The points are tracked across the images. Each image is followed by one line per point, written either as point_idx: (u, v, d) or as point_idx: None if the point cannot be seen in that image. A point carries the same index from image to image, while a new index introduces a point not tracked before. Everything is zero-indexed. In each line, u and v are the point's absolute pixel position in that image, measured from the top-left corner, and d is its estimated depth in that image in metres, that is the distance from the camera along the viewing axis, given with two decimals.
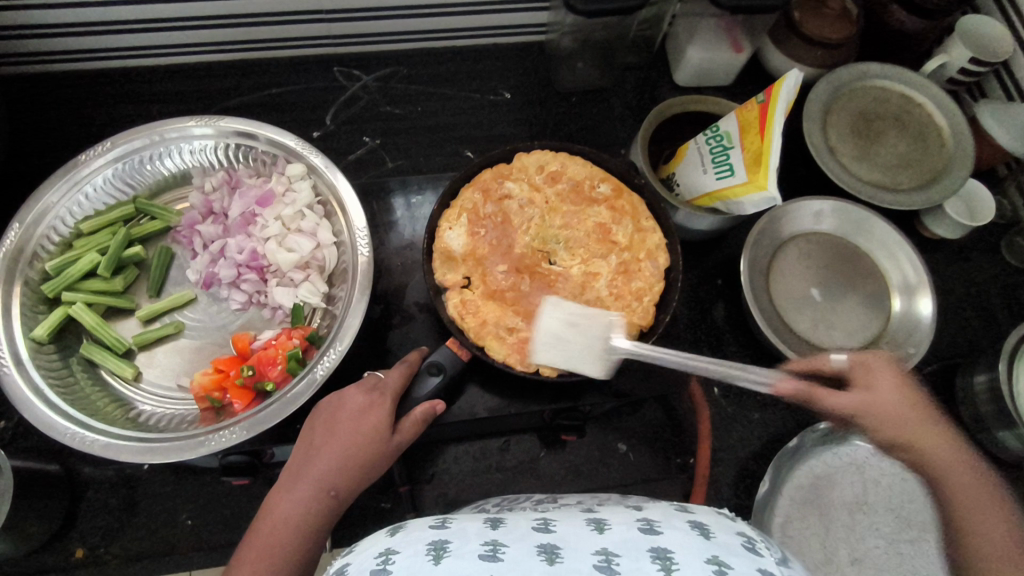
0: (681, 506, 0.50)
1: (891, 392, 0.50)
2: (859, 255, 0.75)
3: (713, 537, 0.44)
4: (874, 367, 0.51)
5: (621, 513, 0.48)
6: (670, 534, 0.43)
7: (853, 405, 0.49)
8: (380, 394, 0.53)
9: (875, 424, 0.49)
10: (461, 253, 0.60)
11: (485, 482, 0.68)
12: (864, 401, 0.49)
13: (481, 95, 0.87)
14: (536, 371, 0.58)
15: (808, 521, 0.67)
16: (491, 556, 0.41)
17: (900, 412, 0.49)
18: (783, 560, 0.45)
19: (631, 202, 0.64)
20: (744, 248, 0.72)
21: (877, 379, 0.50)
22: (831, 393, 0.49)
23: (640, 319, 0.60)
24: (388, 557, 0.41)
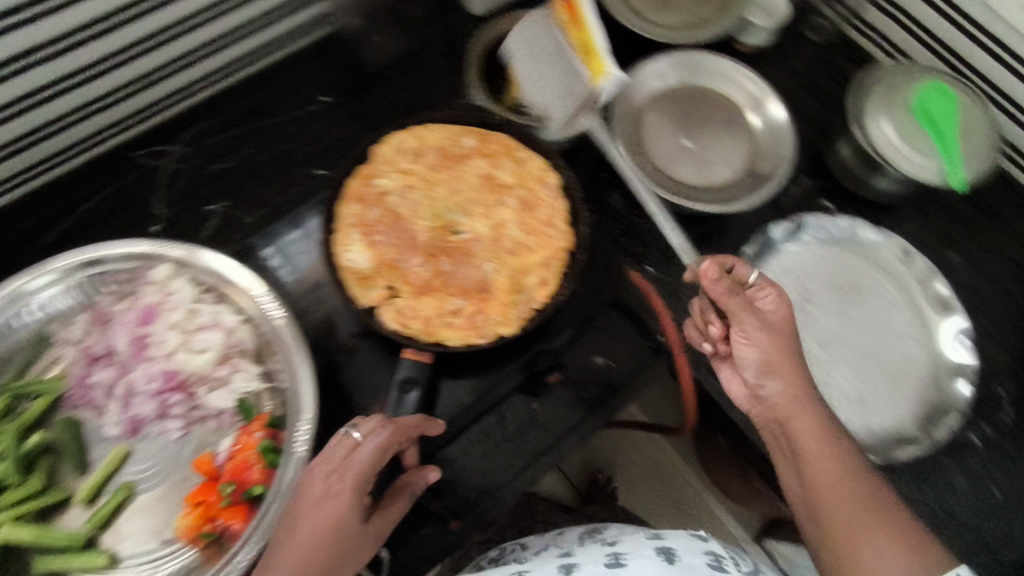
0: (655, 533, 0.68)
1: (771, 333, 0.59)
2: (707, 91, 0.79)
3: (678, 559, 0.63)
4: (775, 290, 0.60)
5: (591, 555, 0.67)
6: (642, 568, 0.63)
7: (735, 302, 0.59)
8: (343, 471, 0.47)
9: (769, 370, 0.58)
10: (372, 268, 0.58)
11: (502, 457, 0.68)
12: (755, 335, 0.59)
13: (299, 109, 0.81)
14: (498, 337, 0.57)
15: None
16: None
17: (785, 355, 0.58)
18: (752, 571, 0.65)
19: (498, 142, 0.64)
20: (611, 132, 0.74)
21: (775, 330, 0.58)
22: (738, 303, 0.59)
23: (561, 243, 0.61)
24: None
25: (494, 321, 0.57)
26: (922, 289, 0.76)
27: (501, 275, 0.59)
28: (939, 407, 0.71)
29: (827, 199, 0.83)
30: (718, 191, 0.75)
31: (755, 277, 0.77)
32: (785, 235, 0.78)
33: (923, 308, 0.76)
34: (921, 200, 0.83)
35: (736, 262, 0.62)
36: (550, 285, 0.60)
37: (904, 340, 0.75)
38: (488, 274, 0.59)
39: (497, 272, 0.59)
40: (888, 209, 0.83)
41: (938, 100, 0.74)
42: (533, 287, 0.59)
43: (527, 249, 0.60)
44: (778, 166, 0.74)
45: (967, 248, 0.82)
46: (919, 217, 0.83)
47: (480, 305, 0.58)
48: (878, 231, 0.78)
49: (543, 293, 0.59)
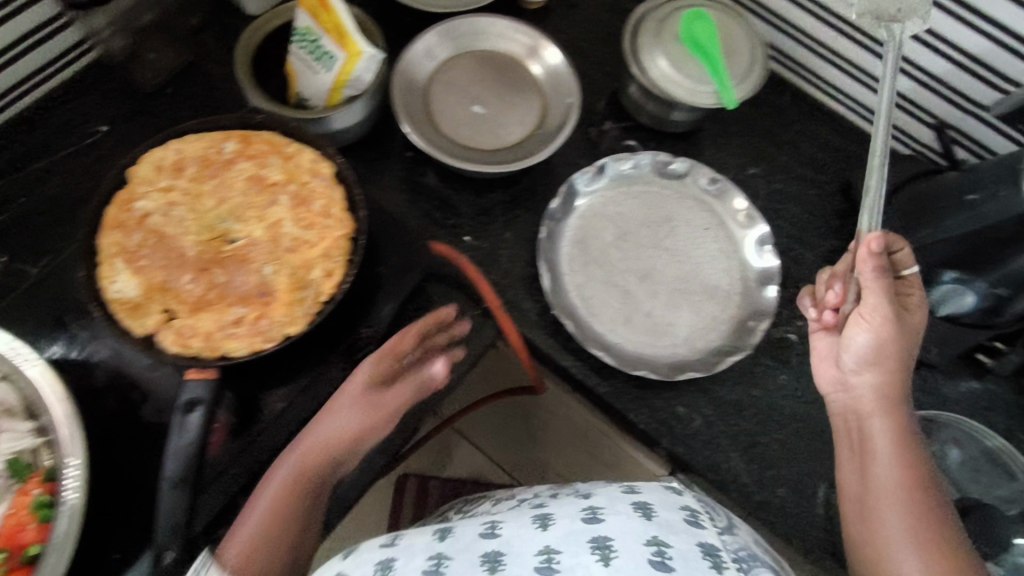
0: (628, 486, 0.57)
1: (871, 387, 0.59)
2: (487, 53, 0.78)
3: (655, 514, 0.52)
4: (880, 320, 0.58)
5: (516, 530, 0.52)
6: (611, 520, 0.51)
7: (864, 337, 0.59)
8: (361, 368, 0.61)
9: (889, 397, 0.59)
10: (142, 295, 0.56)
11: None
12: (877, 363, 0.59)
13: (76, 145, 0.77)
14: (287, 337, 0.56)
15: (594, 278, 0.77)
16: None
17: (895, 348, 0.59)
18: (729, 528, 0.55)
19: (263, 140, 0.62)
20: (397, 111, 0.73)
21: (896, 330, 0.58)
22: (846, 345, 0.60)
23: (341, 230, 0.60)
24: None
25: (280, 322, 0.56)
26: (722, 205, 0.81)
27: (281, 275, 0.58)
28: (751, 314, 0.76)
29: (630, 138, 0.86)
30: (515, 149, 0.75)
31: (567, 225, 0.79)
32: (590, 180, 0.80)
33: (725, 223, 0.81)
34: (716, 123, 0.87)
35: (897, 246, 0.62)
36: (336, 275, 0.59)
37: (713, 258, 0.79)
38: (267, 276, 0.57)
39: (276, 272, 0.58)
40: (688, 138, 0.87)
41: (700, 25, 0.75)
42: (319, 280, 0.58)
43: (306, 243, 0.59)
44: (567, 114, 0.75)
45: (765, 160, 0.86)
46: (718, 140, 0.87)
47: (262, 309, 0.56)
48: (679, 159, 0.81)
49: (330, 284, 0.58)
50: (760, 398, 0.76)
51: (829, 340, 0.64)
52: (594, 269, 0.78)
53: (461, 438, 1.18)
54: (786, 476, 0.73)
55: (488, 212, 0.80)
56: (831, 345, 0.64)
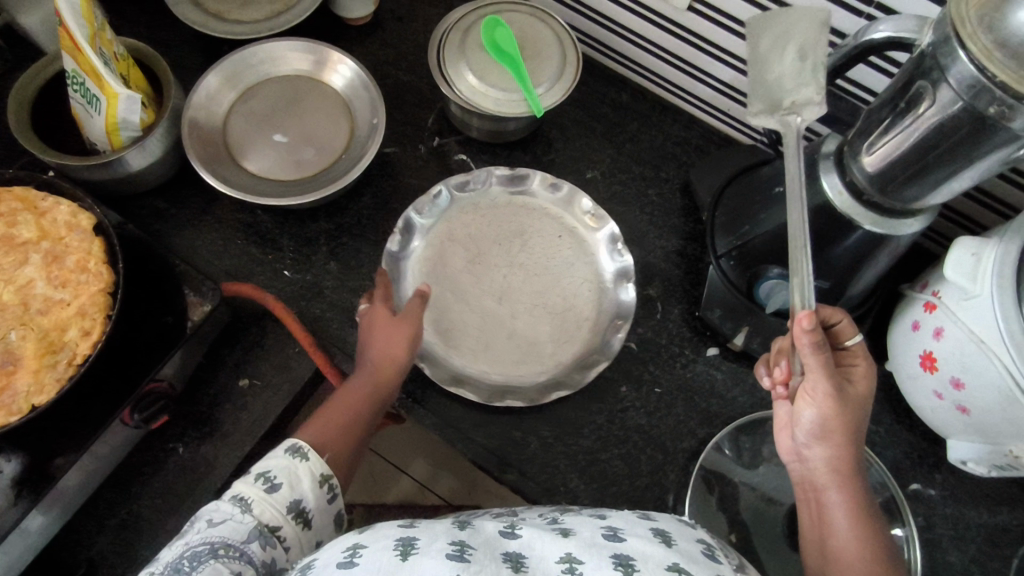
0: (642, 512, 0.54)
1: (827, 461, 0.53)
2: (288, 78, 0.75)
3: (674, 541, 0.49)
4: (824, 398, 0.52)
5: (438, 527, 0.49)
6: (631, 539, 0.48)
7: (810, 417, 0.53)
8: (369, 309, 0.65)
9: (841, 470, 0.53)
10: None
11: (150, 514, 0.66)
12: (830, 439, 0.53)
13: None
14: (34, 408, 0.52)
15: (449, 311, 0.73)
16: (457, 553, 0.45)
17: (845, 422, 0.52)
18: (740, 566, 0.51)
19: (12, 196, 0.59)
20: (190, 149, 0.69)
21: (842, 405, 0.52)
22: (800, 425, 0.54)
23: (98, 285, 0.56)
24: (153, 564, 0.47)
25: (27, 392, 0.53)
26: (571, 210, 0.78)
27: (27, 340, 0.55)
28: (610, 318, 0.74)
29: (464, 152, 0.82)
30: (320, 173, 0.72)
31: (412, 254, 0.75)
32: (427, 207, 0.76)
33: (566, 231, 0.78)
34: (553, 129, 0.84)
35: (831, 318, 0.56)
36: (92, 333, 0.55)
37: (559, 269, 0.76)
38: (14, 342, 0.55)
39: (24, 338, 0.55)
40: (525, 147, 0.83)
41: (501, 32, 0.73)
42: (74, 340, 0.55)
43: (59, 302, 0.56)
44: (371, 132, 0.73)
45: (604, 163, 0.83)
46: (556, 147, 0.84)
47: (7, 379, 0.53)
48: (514, 171, 0.78)
49: (85, 343, 0.54)
50: (603, 414, 0.72)
51: (785, 409, 0.57)
52: (427, 293, 0.74)
53: (388, 464, 1.18)
54: (628, 493, 0.70)
55: (311, 243, 0.76)
56: (789, 414, 0.57)
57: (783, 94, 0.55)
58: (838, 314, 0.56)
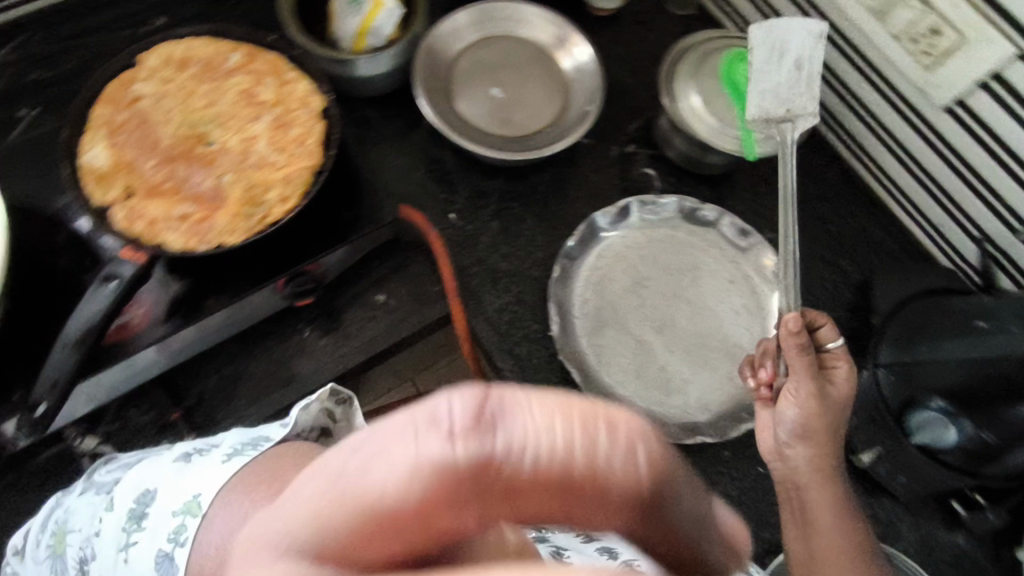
0: None
1: (806, 456, 0.61)
2: (522, 42, 0.78)
3: None
4: (804, 394, 0.61)
5: None
6: None
7: (792, 415, 0.61)
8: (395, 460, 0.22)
9: (818, 463, 0.61)
10: (110, 168, 0.59)
11: (261, 378, 0.70)
12: (808, 434, 0.61)
13: (133, 28, 0.82)
14: (222, 245, 0.57)
15: (606, 323, 0.72)
16: None
17: (823, 421, 0.61)
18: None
19: (266, 61, 0.64)
20: (416, 75, 0.73)
21: (821, 405, 0.61)
22: (780, 419, 0.62)
23: (308, 162, 0.61)
24: (105, 511, 0.48)
25: (220, 230, 0.58)
26: (752, 261, 0.75)
27: (237, 186, 0.60)
28: None
29: (652, 168, 0.82)
30: (522, 139, 0.74)
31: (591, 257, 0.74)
32: (617, 217, 0.75)
33: (735, 283, 0.75)
34: (746, 176, 0.82)
35: (819, 323, 0.64)
36: (290, 202, 0.59)
37: (713, 313, 0.74)
38: (224, 184, 0.59)
39: (233, 183, 0.60)
40: (714, 184, 0.81)
41: (741, 67, 0.72)
42: (272, 202, 0.59)
43: (271, 164, 0.61)
44: (581, 119, 0.74)
45: None
46: (743, 195, 0.81)
47: (208, 213, 0.58)
48: (708, 207, 0.76)
49: (281, 209, 0.59)
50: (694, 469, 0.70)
51: (766, 408, 0.65)
52: (581, 289, 0.73)
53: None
54: None
55: (483, 197, 0.78)
56: (768, 415, 0.65)
57: (778, 102, 0.64)
58: (824, 318, 0.64)
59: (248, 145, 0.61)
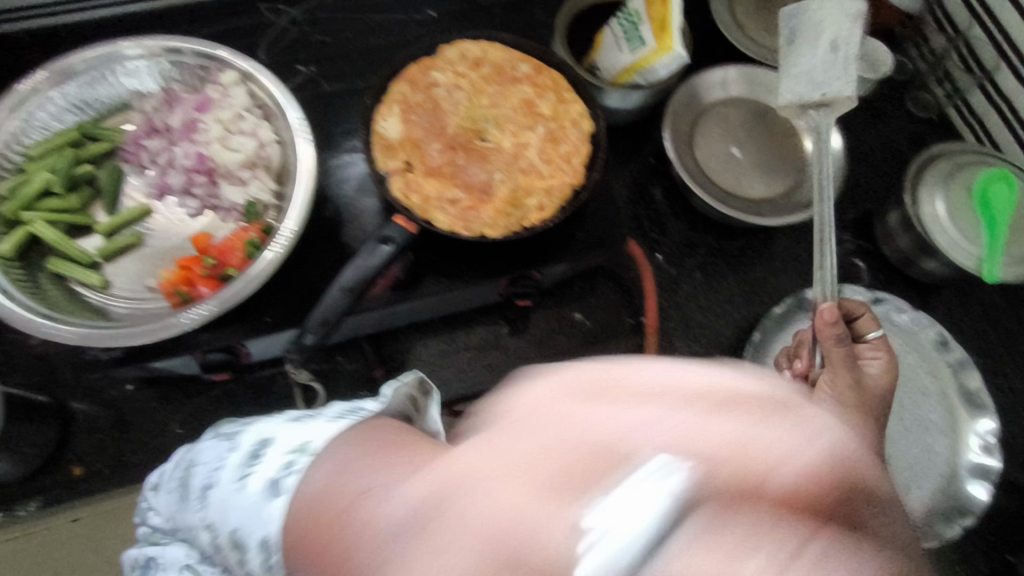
0: None
1: (861, 449, 0.57)
2: (770, 112, 0.79)
3: None
4: (874, 380, 0.56)
5: None
6: None
7: (857, 402, 0.56)
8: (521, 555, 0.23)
9: (874, 460, 0.57)
10: (398, 141, 0.64)
11: (454, 361, 0.74)
12: (867, 425, 0.56)
13: (408, 16, 0.89)
14: (481, 235, 0.62)
15: None
16: None
17: (884, 410, 0.57)
18: None
19: (550, 77, 0.68)
20: (666, 119, 0.76)
21: (889, 393, 0.57)
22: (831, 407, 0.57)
23: (571, 179, 0.65)
24: (229, 451, 0.45)
25: (483, 221, 0.62)
26: (955, 380, 0.72)
27: (504, 185, 0.64)
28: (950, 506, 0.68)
29: (860, 260, 0.82)
30: (751, 204, 0.75)
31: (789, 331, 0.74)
32: None
33: (928, 395, 0.72)
34: (956, 293, 0.80)
35: (857, 312, 0.62)
36: (547, 211, 0.63)
37: (904, 421, 0.71)
38: (493, 180, 0.64)
39: (502, 182, 0.64)
40: (921, 291, 0.80)
41: (1000, 188, 0.71)
42: (530, 208, 0.63)
43: (538, 173, 0.65)
44: (815, 199, 0.74)
45: (987, 355, 0.78)
46: (949, 311, 0.80)
47: (476, 203, 0.63)
48: (916, 314, 0.74)
49: (537, 216, 0.63)
50: None
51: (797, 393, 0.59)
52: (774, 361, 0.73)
53: None
54: None
55: (690, 247, 0.80)
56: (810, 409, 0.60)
57: (812, 86, 0.64)
58: (864, 307, 0.62)
59: (520, 150, 0.65)
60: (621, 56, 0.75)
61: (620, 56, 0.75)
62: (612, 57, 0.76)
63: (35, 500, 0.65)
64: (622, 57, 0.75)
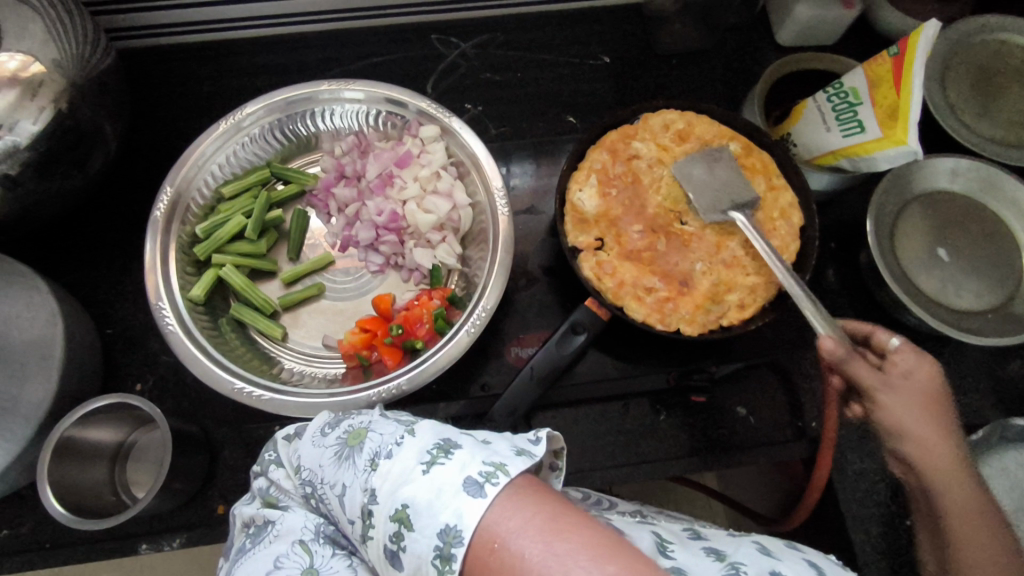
0: (791, 541, 0.51)
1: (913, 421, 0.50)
2: (986, 212, 0.71)
3: (827, 575, 0.46)
4: (916, 364, 0.51)
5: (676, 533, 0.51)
6: (786, 559, 0.46)
7: (883, 389, 0.50)
8: None
9: (921, 454, 0.51)
10: (594, 215, 0.60)
11: (605, 445, 0.67)
12: (893, 385, 0.50)
13: (581, 59, 0.85)
14: (677, 331, 0.57)
15: None
16: (662, 551, 0.46)
17: (930, 389, 0.51)
18: None
19: (760, 159, 0.62)
20: (869, 209, 0.70)
21: (919, 384, 0.51)
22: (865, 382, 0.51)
23: (778, 279, 0.58)
24: (406, 434, 0.40)
25: (681, 315, 0.57)
26: None
27: (705, 278, 0.58)
28: None
29: None
30: (956, 315, 0.68)
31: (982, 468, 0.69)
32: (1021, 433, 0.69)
33: None
34: None
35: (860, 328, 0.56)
36: (747, 310, 0.58)
37: None
38: (694, 271, 0.59)
39: (703, 274, 0.58)
40: None
41: None
42: (730, 305, 0.58)
43: (741, 267, 0.59)
44: None
45: None
46: None
47: (674, 295, 0.58)
48: None
49: (737, 316, 0.57)
50: None
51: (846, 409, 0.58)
52: None
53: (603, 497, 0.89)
54: None
55: None
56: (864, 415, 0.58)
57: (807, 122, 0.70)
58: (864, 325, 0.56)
59: (724, 240, 0.59)
60: (824, 136, 0.69)
61: (823, 135, 0.69)
62: (812, 134, 0.70)
63: (176, 535, 0.63)
64: (826, 137, 0.69)
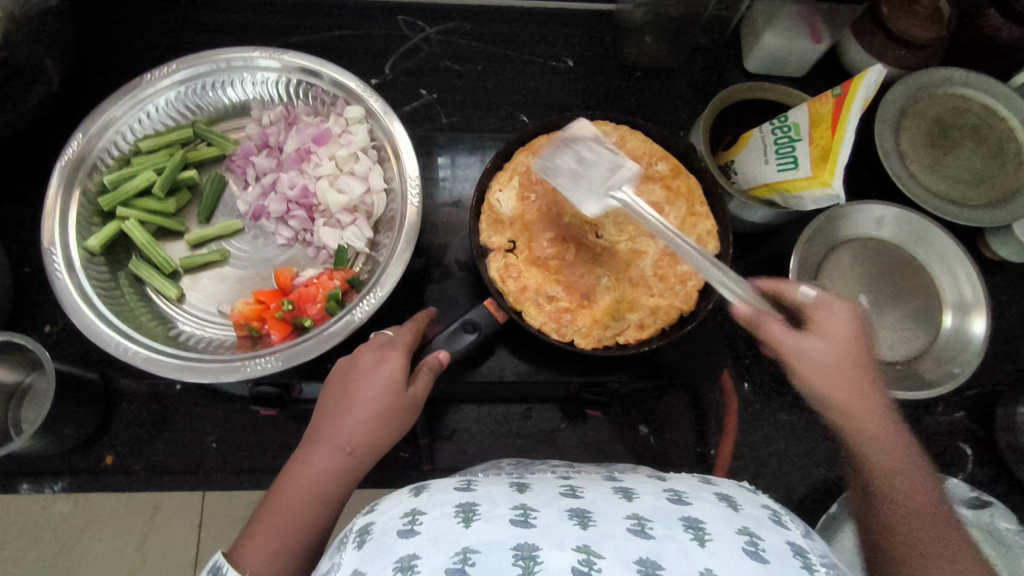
0: (704, 476, 0.50)
1: (831, 357, 0.49)
2: (914, 265, 0.72)
3: (739, 508, 0.45)
4: (833, 310, 0.50)
5: (593, 479, 0.49)
6: (697, 504, 0.44)
7: (804, 348, 0.49)
8: (391, 347, 0.53)
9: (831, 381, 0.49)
10: (509, 217, 0.60)
11: (503, 445, 0.70)
12: (808, 341, 0.49)
13: (544, 60, 0.84)
14: (571, 342, 0.57)
15: None
16: (521, 519, 0.40)
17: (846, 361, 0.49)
18: (807, 534, 0.45)
19: (686, 182, 0.62)
20: (795, 246, 0.70)
21: (836, 351, 0.49)
22: (782, 331, 0.49)
23: (681, 304, 0.58)
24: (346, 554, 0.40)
25: (577, 328, 0.57)
26: None
27: (609, 295, 0.58)
28: None
29: (968, 444, 0.73)
30: None
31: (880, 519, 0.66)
32: None
33: None
34: None
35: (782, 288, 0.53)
36: (646, 331, 0.58)
37: None
38: (599, 286, 0.59)
39: (607, 290, 0.58)
40: None
41: None
42: (629, 324, 0.58)
43: (647, 287, 0.59)
44: (936, 380, 0.67)
45: None
46: None
47: (575, 307, 0.58)
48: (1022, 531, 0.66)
49: (634, 335, 0.58)
50: None
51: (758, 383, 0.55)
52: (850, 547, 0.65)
53: None
54: None
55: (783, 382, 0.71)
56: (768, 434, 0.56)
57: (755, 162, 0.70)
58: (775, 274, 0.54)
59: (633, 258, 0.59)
60: (764, 167, 0.68)
61: (765, 167, 0.67)
62: (752, 165, 0.69)
63: (66, 478, 0.64)
64: (766, 170, 0.67)
